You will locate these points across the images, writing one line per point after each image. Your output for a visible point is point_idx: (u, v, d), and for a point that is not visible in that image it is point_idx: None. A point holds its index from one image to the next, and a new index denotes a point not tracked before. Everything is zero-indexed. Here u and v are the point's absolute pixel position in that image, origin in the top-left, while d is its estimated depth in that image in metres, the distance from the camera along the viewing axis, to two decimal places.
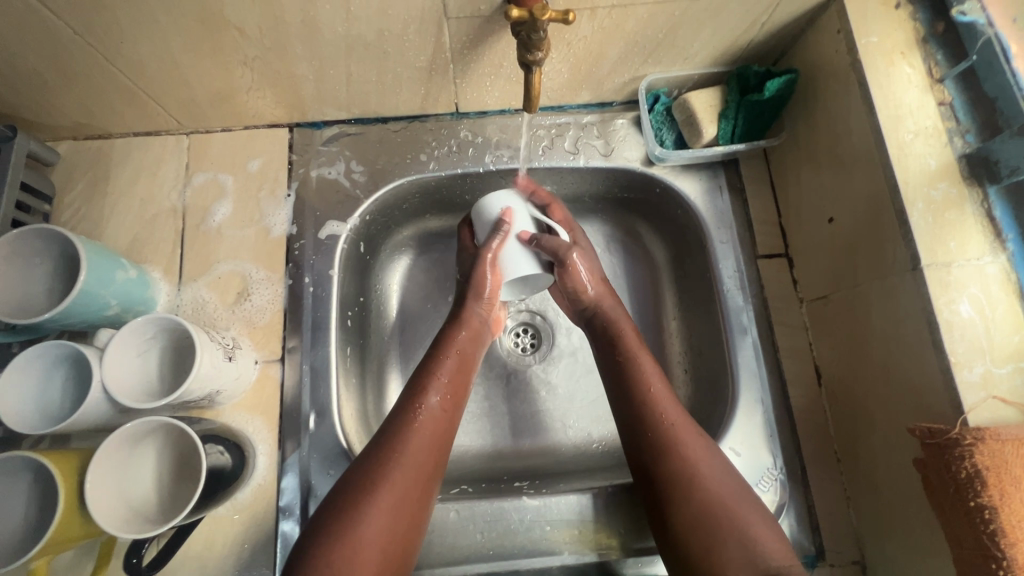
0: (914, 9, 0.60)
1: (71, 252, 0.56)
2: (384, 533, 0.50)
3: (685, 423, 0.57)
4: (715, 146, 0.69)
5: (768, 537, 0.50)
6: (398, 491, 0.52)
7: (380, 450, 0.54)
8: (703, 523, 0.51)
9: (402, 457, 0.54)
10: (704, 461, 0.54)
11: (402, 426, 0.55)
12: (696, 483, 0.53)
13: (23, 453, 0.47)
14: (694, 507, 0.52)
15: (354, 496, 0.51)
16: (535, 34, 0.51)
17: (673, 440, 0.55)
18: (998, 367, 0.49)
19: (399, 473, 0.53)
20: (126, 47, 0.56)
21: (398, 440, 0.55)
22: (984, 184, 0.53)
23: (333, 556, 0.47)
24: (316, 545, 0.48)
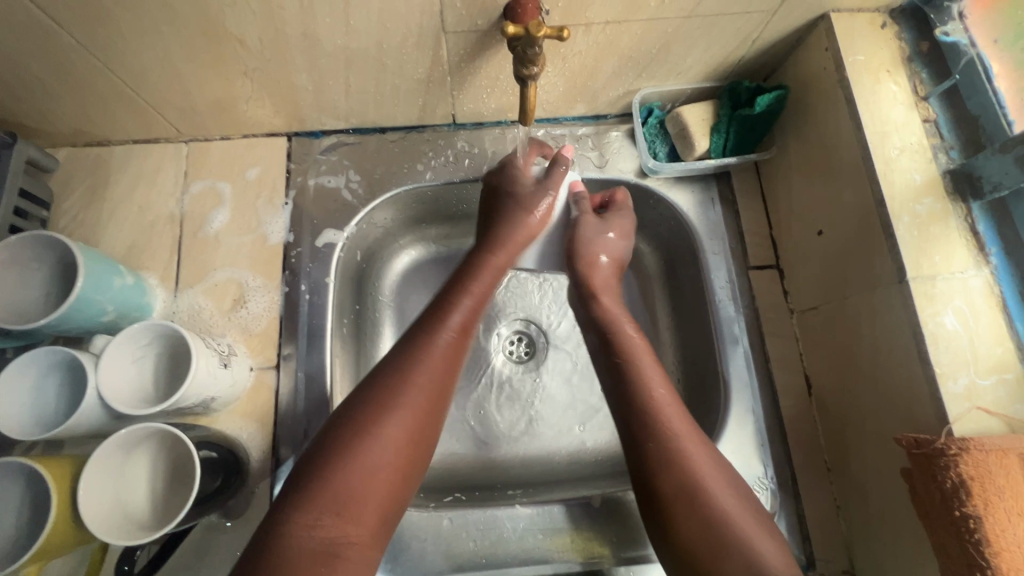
0: (899, 29, 0.61)
1: (68, 258, 0.57)
2: (396, 459, 0.49)
3: (683, 420, 0.55)
4: (707, 159, 0.71)
5: (772, 550, 0.47)
6: (415, 415, 0.51)
7: (397, 374, 0.52)
8: (690, 506, 0.50)
9: (421, 378, 0.53)
10: (693, 443, 0.54)
11: (422, 348, 0.55)
12: (698, 481, 0.51)
13: (16, 459, 0.47)
14: (684, 487, 0.51)
15: (361, 420, 0.49)
16: (531, 49, 0.52)
17: (660, 416, 0.55)
18: (981, 378, 0.50)
19: (416, 394, 0.52)
20: (128, 57, 0.57)
21: (417, 362, 0.54)
22: (967, 199, 0.55)
23: (337, 475, 0.46)
24: (322, 464, 0.47)
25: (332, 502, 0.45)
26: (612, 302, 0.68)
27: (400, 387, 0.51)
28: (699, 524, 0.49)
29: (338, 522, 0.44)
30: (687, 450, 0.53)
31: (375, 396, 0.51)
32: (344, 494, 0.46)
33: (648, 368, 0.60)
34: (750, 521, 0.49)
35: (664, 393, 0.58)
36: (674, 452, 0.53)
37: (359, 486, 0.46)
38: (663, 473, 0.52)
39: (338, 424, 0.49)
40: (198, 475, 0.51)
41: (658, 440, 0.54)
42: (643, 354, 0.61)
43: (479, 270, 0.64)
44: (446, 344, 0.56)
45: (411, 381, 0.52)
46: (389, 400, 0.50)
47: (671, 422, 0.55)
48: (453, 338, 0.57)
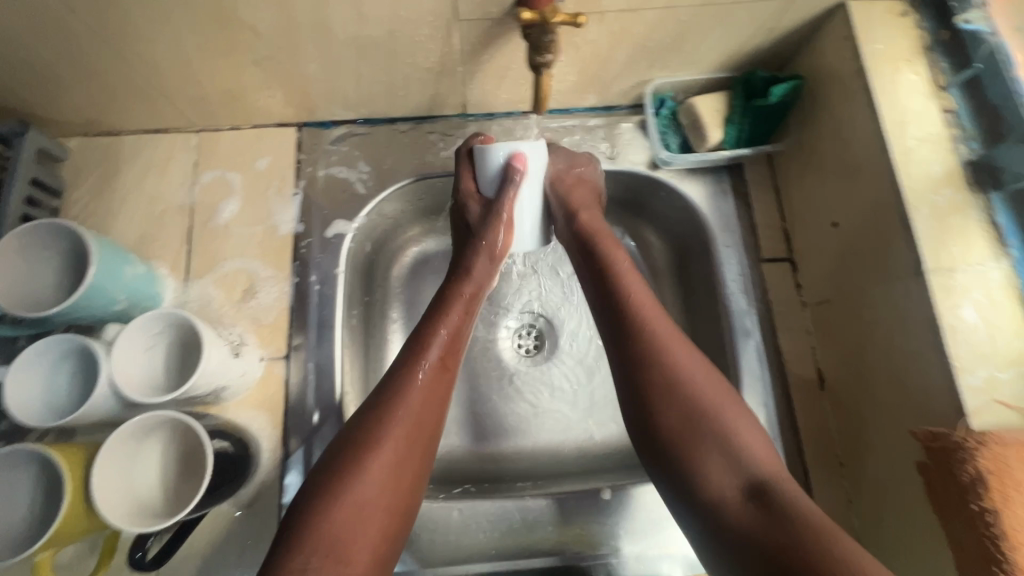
0: (919, 18, 0.60)
1: (80, 247, 0.57)
2: (385, 494, 0.48)
3: (660, 317, 0.57)
4: (721, 151, 0.70)
5: (755, 446, 0.50)
6: (396, 455, 0.50)
7: (381, 413, 0.51)
8: (682, 404, 0.52)
9: (398, 420, 0.51)
10: (675, 342, 0.55)
11: (400, 389, 0.53)
12: (682, 378, 0.53)
13: (29, 446, 0.48)
14: (683, 397, 0.52)
15: (348, 463, 0.48)
16: (546, 37, 0.52)
17: (646, 328, 0.56)
18: (1001, 372, 0.49)
19: (397, 434, 0.51)
20: (138, 45, 0.57)
21: (395, 403, 0.52)
22: (987, 191, 0.54)
23: (325, 521, 0.45)
24: (309, 513, 0.46)
25: (322, 546, 0.44)
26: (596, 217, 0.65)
27: (379, 431, 0.50)
28: (683, 419, 0.52)
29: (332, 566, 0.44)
30: (677, 359, 0.54)
31: (357, 439, 0.50)
32: (334, 540, 0.45)
33: (644, 302, 0.58)
34: (733, 412, 0.52)
35: (654, 309, 0.57)
36: (677, 369, 0.53)
37: (348, 531, 0.46)
38: (655, 380, 0.53)
39: (325, 471, 0.48)
40: (210, 463, 0.51)
41: (644, 343, 0.55)
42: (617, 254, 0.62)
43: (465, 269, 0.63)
44: (427, 382, 0.54)
45: (391, 420, 0.51)
46: (371, 443, 0.49)
47: (651, 322, 0.56)
48: (430, 374, 0.55)
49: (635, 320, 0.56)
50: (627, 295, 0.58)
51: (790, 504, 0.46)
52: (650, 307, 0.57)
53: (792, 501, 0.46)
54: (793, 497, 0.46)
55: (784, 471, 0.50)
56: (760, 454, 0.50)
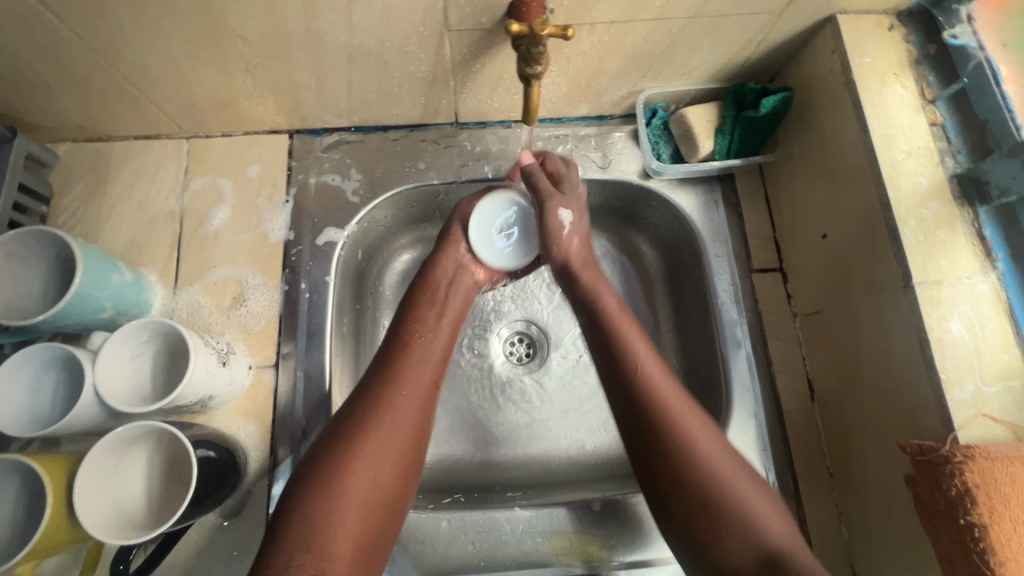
0: (907, 32, 0.61)
1: (67, 254, 0.56)
2: (366, 493, 0.48)
3: (672, 389, 0.53)
4: (712, 161, 0.70)
5: (772, 519, 0.48)
6: (382, 454, 0.50)
7: (361, 411, 0.51)
8: (692, 483, 0.49)
9: (384, 422, 0.51)
10: (686, 415, 0.52)
11: (388, 393, 0.53)
12: (696, 457, 0.50)
13: (11, 457, 0.47)
14: (701, 477, 0.49)
15: (327, 458, 0.48)
16: (535, 48, 0.51)
17: (654, 399, 0.53)
18: (987, 385, 0.49)
19: (383, 434, 0.50)
20: (128, 52, 0.56)
21: (374, 398, 0.52)
22: (974, 204, 0.54)
23: (308, 521, 0.45)
24: (292, 507, 0.46)
25: (305, 540, 0.44)
26: (597, 276, 0.63)
27: (363, 431, 0.50)
28: (698, 499, 0.49)
29: (314, 560, 0.43)
30: (687, 435, 0.51)
31: (337, 432, 0.50)
32: (314, 536, 0.44)
33: (650, 371, 0.54)
34: (743, 485, 0.49)
35: (664, 381, 0.54)
36: (697, 446, 0.50)
37: (328, 524, 0.45)
38: (668, 459, 0.50)
39: (307, 466, 0.48)
40: (196, 474, 0.50)
41: (654, 417, 0.52)
42: (620, 318, 0.59)
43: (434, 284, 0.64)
44: (408, 380, 0.55)
45: (377, 423, 0.51)
46: (351, 439, 0.49)
47: (660, 394, 0.53)
48: (418, 385, 0.55)
49: (639, 384, 0.54)
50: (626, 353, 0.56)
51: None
52: (659, 377, 0.54)
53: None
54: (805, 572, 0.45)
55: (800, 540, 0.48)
56: (776, 529, 0.48)
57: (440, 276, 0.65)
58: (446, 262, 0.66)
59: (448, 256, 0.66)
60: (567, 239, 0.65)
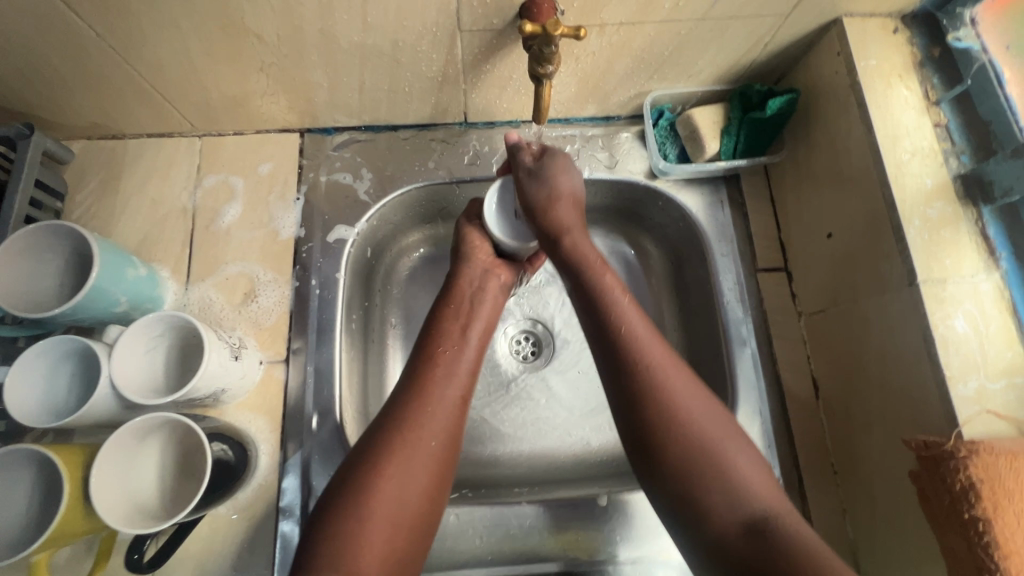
0: (911, 35, 0.62)
1: (83, 249, 0.57)
2: (393, 513, 0.48)
3: (659, 348, 0.55)
4: (717, 162, 0.71)
5: (755, 483, 0.48)
6: (406, 471, 0.50)
7: (390, 430, 0.52)
8: (674, 444, 0.50)
9: (409, 442, 0.51)
10: (674, 376, 0.53)
11: (413, 411, 0.53)
12: (678, 415, 0.51)
13: (28, 446, 0.48)
14: (677, 440, 0.50)
15: (356, 480, 0.49)
16: (547, 48, 0.52)
17: (640, 357, 0.54)
18: (991, 382, 0.50)
19: (407, 454, 0.51)
20: (146, 51, 0.57)
21: (404, 417, 0.53)
22: (978, 204, 0.55)
23: (333, 541, 0.45)
24: (320, 530, 0.46)
25: (330, 562, 0.44)
26: (579, 239, 0.62)
27: (388, 450, 0.50)
28: (691, 481, 0.49)
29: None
30: (673, 393, 0.52)
31: (364, 454, 0.51)
32: (343, 558, 0.45)
33: (637, 328, 0.56)
34: (726, 444, 0.50)
35: (651, 340, 0.55)
36: (685, 426, 0.50)
37: (354, 547, 0.45)
38: (648, 413, 0.52)
39: (337, 488, 0.49)
40: (209, 465, 0.51)
41: (640, 374, 0.53)
42: (614, 287, 0.59)
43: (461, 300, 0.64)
44: (435, 398, 0.55)
45: (401, 442, 0.51)
46: (377, 460, 0.50)
47: (645, 350, 0.54)
48: (444, 401, 0.55)
49: (641, 367, 0.53)
50: (631, 336, 0.55)
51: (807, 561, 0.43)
52: (647, 334, 0.56)
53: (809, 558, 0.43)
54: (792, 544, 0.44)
55: (787, 507, 0.48)
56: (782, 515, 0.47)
57: (465, 288, 0.65)
58: (468, 275, 0.66)
59: (469, 268, 0.66)
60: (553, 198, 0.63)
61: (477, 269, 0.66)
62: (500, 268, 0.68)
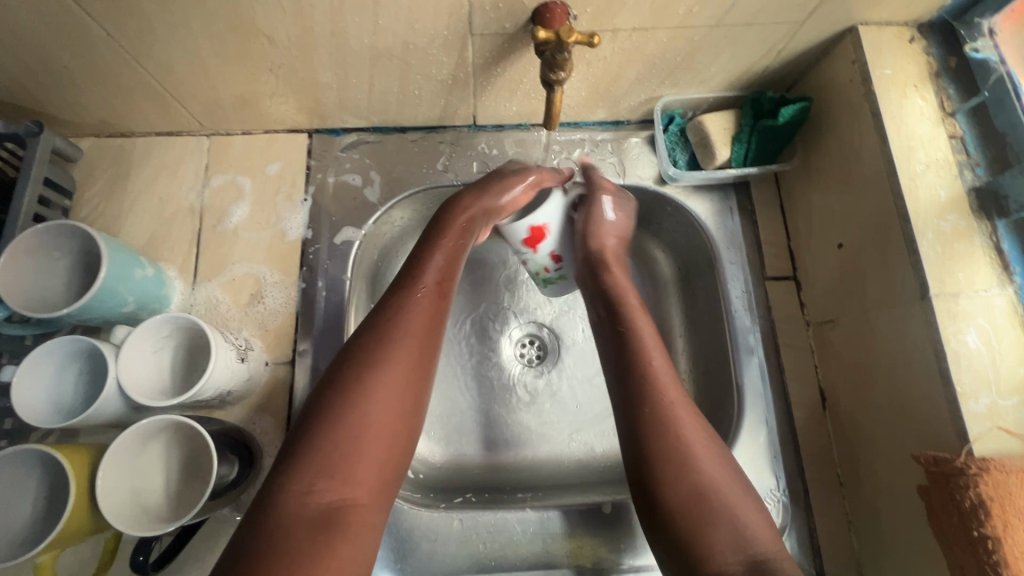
0: (927, 44, 0.61)
1: (91, 248, 0.57)
2: (387, 419, 0.48)
3: (675, 388, 0.55)
4: (728, 169, 0.70)
5: (757, 525, 0.49)
6: (402, 373, 0.50)
7: (380, 330, 0.52)
8: (679, 481, 0.50)
9: (402, 339, 0.51)
10: (688, 418, 0.53)
11: (405, 308, 0.53)
12: (689, 456, 0.51)
13: (35, 447, 0.48)
14: (680, 476, 0.50)
15: (344, 385, 0.48)
16: (560, 54, 0.52)
17: (657, 393, 0.54)
18: (1003, 399, 0.49)
19: (402, 355, 0.51)
20: (156, 50, 0.57)
21: (399, 322, 0.53)
22: (992, 218, 0.54)
23: (330, 438, 0.46)
24: (310, 436, 0.46)
25: (325, 463, 0.45)
26: (621, 272, 0.66)
27: (383, 347, 0.51)
28: (682, 483, 0.50)
29: (335, 485, 0.44)
30: (683, 431, 0.52)
31: (354, 359, 0.50)
32: (338, 458, 0.45)
33: (658, 367, 0.57)
34: (734, 487, 0.50)
35: (670, 381, 0.56)
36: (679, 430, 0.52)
37: (353, 449, 0.46)
38: (658, 449, 0.52)
39: (330, 386, 0.49)
40: (214, 467, 0.51)
41: (653, 407, 0.54)
42: (643, 322, 0.61)
43: (456, 233, 0.61)
44: (423, 300, 0.55)
45: (392, 340, 0.51)
46: (368, 366, 0.49)
47: (665, 388, 0.55)
48: (430, 299, 0.55)
49: (648, 383, 0.55)
50: (648, 355, 0.57)
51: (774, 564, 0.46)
52: (666, 375, 0.56)
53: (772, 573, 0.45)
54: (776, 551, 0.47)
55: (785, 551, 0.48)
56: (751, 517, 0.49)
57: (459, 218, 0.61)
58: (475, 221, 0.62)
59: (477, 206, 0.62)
60: (607, 235, 0.67)
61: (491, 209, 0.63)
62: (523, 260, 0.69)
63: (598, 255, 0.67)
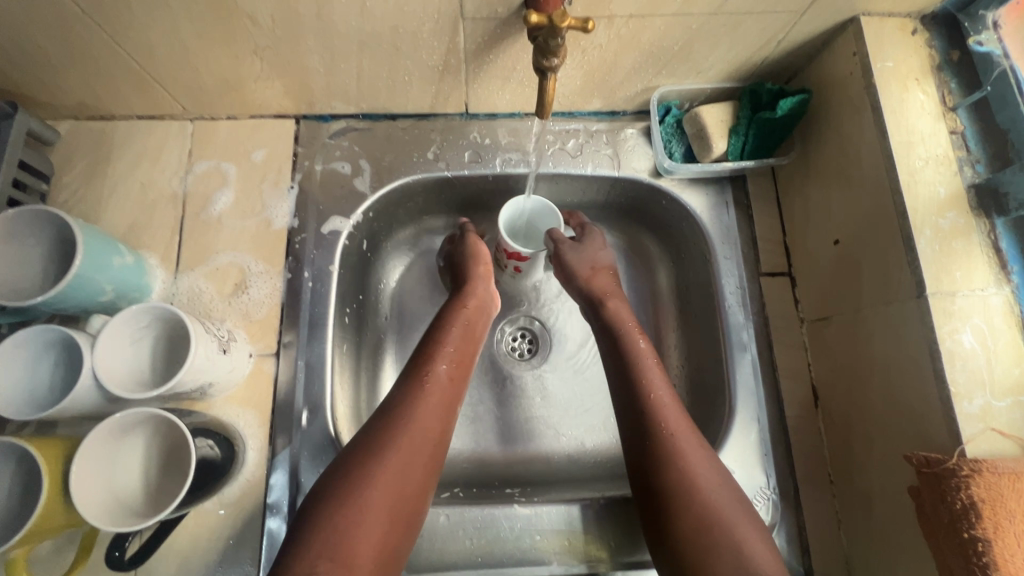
0: (930, 36, 0.60)
1: (67, 235, 0.55)
2: (388, 502, 0.48)
3: (680, 419, 0.55)
4: (724, 162, 0.69)
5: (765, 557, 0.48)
6: (407, 457, 0.51)
7: (388, 417, 0.53)
8: (686, 513, 0.50)
9: (409, 426, 0.52)
10: (695, 448, 0.53)
11: (413, 396, 0.55)
12: (694, 488, 0.51)
13: (7, 439, 0.46)
14: (687, 508, 0.50)
15: (356, 465, 0.49)
16: (553, 40, 0.49)
17: (662, 424, 0.55)
18: (997, 400, 0.49)
19: (406, 440, 0.51)
20: (134, 30, 0.55)
21: (406, 408, 0.54)
22: (991, 216, 0.54)
23: (336, 519, 0.46)
24: (317, 508, 0.47)
25: (326, 545, 0.44)
26: (621, 305, 0.65)
27: (390, 433, 0.51)
28: (695, 529, 0.49)
29: (336, 566, 0.44)
30: (689, 461, 0.52)
31: (362, 447, 0.51)
32: (338, 542, 0.45)
33: (665, 399, 0.57)
34: (739, 518, 0.50)
35: (674, 410, 0.56)
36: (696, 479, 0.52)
37: (354, 529, 0.46)
38: (664, 478, 0.52)
39: (338, 469, 0.49)
40: (193, 463, 0.50)
41: (658, 438, 0.54)
42: (648, 354, 0.60)
43: (464, 319, 0.64)
44: (431, 388, 0.56)
45: (397, 427, 0.52)
46: (379, 444, 0.50)
47: (670, 418, 0.55)
48: (440, 386, 0.56)
49: (653, 414, 0.55)
50: (650, 386, 0.57)
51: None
52: (673, 406, 0.56)
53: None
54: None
55: None
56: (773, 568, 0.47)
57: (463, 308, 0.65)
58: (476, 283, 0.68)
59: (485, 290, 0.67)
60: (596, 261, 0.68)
61: (482, 275, 0.69)
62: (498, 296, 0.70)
63: (599, 289, 0.66)
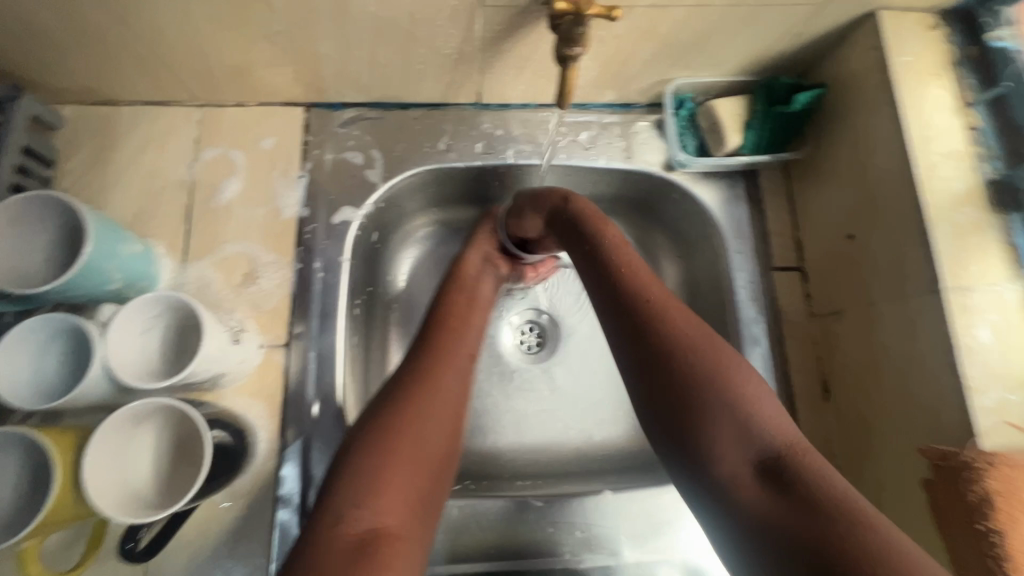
0: (947, 32, 0.60)
1: (75, 222, 0.54)
2: (413, 453, 0.47)
3: (660, 288, 0.52)
4: (739, 156, 0.69)
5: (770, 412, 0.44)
6: (432, 410, 0.50)
7: (412, 377, 0.52)
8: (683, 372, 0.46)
9: (430, 383, 0.52)
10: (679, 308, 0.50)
11: (431, 358, 0.55)
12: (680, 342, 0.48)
13: (17, 430, 0.45)
14: (682, 363, 0.47)
15: (381, 419, 0.48)
16: (578, 29, 0.49)
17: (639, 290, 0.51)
18: (1012, 395, 0.49)
19: (429, 396, 0.51)
20: (144, 12, 0.54)
21: (426, 368, 0.54)
22: (1007, 211, 0.54)
23: (363, 468, 0.45)
24: (346, 460, 0.46)
25: (354, 494, 0.43)
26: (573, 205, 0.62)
27: (409, 389, 0.51)
28: (698, 386, 0.46)
29: (368, 514, 0.42)
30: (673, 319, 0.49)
31: (387, 404, 0.50)
32: (366, 493, 0.43)
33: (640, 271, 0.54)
34: (745, 372, 0.46)
35: (649, 279, 0.53)
36: (684, 343, 0.48)
37: (382, 478, 0.45)
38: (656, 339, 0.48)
39: (362, 425, 0.48)
40: (208, 452, 0.49)
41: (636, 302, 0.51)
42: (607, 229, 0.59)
43: (467, 278, 0.66)
44: (449, 351, 0.56)
45: (417, 383, 0.52)
46: (400, 400, 0.50)
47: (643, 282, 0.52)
48: (455, 348, 0.57)
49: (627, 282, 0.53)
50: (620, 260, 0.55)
51: (854, 518, 0.37)
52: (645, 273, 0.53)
53: (883, 557, 0.34)
54: (817, 477, 0.40)
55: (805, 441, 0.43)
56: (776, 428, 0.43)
57: (470, 268, 0.68)
58: (472, 259, 0.68)
59: (475, 253, 0.69)
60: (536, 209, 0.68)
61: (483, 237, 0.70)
62: (501, 261, 0.71)
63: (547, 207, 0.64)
